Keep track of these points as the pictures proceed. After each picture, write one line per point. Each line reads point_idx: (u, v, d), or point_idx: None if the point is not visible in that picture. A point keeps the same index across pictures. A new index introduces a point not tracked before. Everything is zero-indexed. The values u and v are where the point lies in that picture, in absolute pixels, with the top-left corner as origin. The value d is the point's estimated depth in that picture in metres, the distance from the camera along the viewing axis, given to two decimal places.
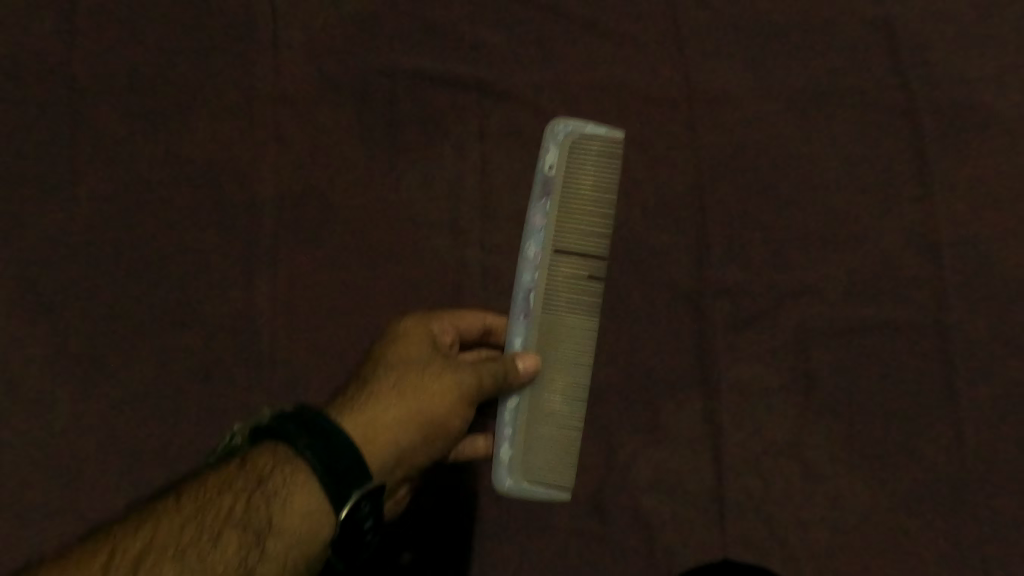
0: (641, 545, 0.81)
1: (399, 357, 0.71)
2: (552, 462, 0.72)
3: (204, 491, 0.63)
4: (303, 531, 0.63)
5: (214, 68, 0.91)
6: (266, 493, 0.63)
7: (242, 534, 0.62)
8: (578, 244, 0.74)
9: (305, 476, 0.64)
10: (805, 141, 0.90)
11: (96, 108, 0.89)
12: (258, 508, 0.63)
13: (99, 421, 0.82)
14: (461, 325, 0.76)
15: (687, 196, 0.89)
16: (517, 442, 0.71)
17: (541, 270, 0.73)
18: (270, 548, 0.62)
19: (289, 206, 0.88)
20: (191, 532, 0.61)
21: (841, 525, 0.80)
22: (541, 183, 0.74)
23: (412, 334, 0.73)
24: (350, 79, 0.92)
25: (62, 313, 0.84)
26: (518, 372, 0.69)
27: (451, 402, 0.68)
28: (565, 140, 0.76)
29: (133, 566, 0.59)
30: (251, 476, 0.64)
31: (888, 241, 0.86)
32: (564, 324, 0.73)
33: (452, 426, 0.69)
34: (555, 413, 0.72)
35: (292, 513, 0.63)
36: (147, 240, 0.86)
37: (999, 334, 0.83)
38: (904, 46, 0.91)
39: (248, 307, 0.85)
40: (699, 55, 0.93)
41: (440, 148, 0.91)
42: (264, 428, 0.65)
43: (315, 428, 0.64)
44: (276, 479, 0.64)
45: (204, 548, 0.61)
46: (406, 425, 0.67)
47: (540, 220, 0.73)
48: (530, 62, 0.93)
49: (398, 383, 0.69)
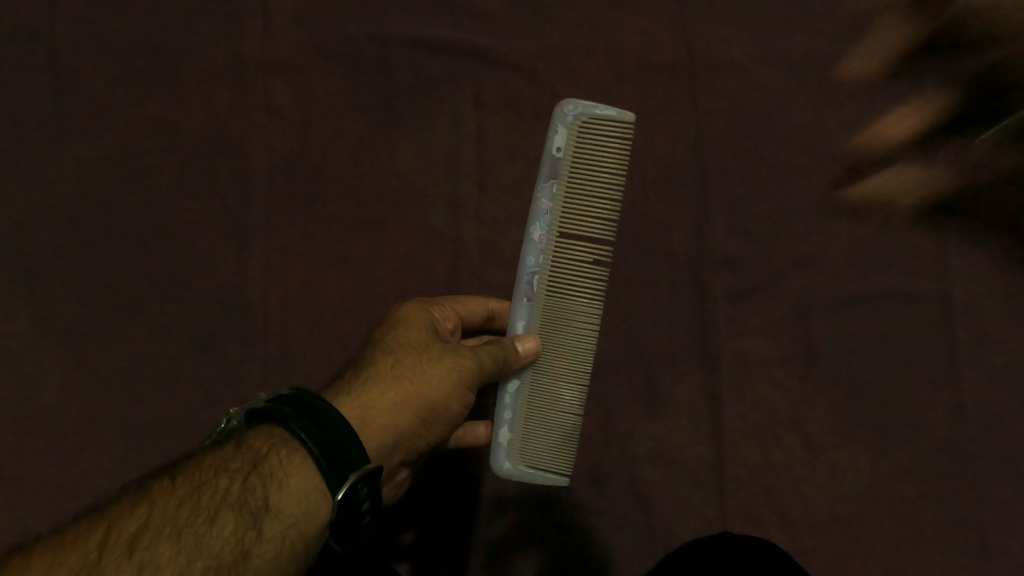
0: (641, 519, 0.80)
1: (398, 340, 0.66)
2: (551, 447, 0.68)
3: (198, 473, 0.57)
4: (303, 513, 0.58)
5: (200, 32, 0.87)
6: (263, 475, 0.57)
7: (239, 515, 0.55)
8: (586, 228, 0.67)
9: (302, 458, 0.59)
10: (808, 109, 0.88)
11: (75, 72, 0.85)
12: (255, 489, 0.57)
13: (85, 397, 0.79)
14: (463, 309, 0.73)
15: (688, 166, 0.87)
16: (517, 425, 0.67)
17: (546, 254, 0.66)
18: (269, 532, 0.56)
19: (279, 176, 0.85)
20: (187, 513, 0.54)
21: (840, 497, 0.80)
22: (547, 165, 0.66)
23: (411, 318, 0.68)
24: (342, 43, 0.89)
25: (42, 283, 0.81)
26: (518, 354, 0.64)
27: (453, 384, 0.63)
28: (574, 122, 0.66)
29: (127, 549, 0.52)
30: (247, 458, 0.58)
31: (891, 212, 0.85)
32: (569, 309, 0.67)
33: (454, 409, 0.64)
34: (556, 398, 0.68)
35: (290, 495, 0.57)
36: (132, 208, 0.83)
37: (1001, 306, 0.83)
38: (910, 11, 0.90)
39: (237, 280, 0.83)
40: (701, 19, 0.91)
41: (435, 117, 0.88)
42: (259, 410, 0.60)
43: (310, 408, 0.58)
44: (273, 461, 0.58)
45: (200, 531, 0.54)
46: (403, 409, 0.63)
47: (546, 204, 0.66)
48: (528, 27, 0.91)
49: (396, 367, 0.64)
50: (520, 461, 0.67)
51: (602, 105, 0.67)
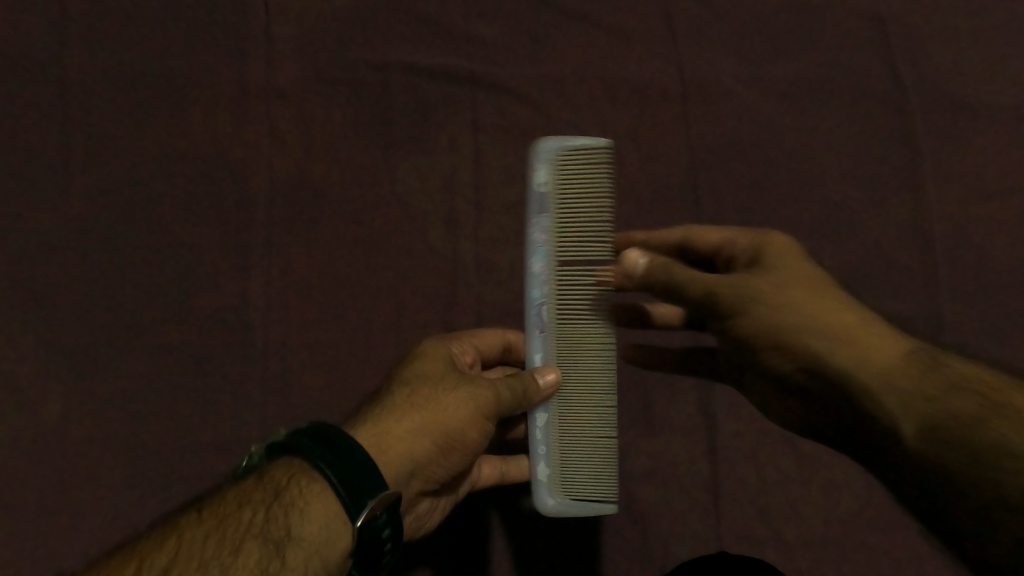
0: (639, 537, 0.81)
1: (415, 372, 0.68)
2: (592, 473, 0.67)
3: (225, 505, 0.58)
4: (323, 541, 0.57)
5: (203, 58, 0.89)
6: (284, 504, 0.57)
7: (262, 544, 0.56)
8: (588, 251, 0.66)
9: (320, 486, 0.58)
10: (797, 133, 0.90)
11: (81, 98, 0.86)
12: (276, 519, 0.57)
13: (87, 419, 0.79)
14: (480, 342, 0.75)
15: (682, 188, 0.89)
16: (554, 460, 0.66)
17: (550, 286, 0.65)
18: (293, 561, 0.56)
19: (280, 199, 0.87)
20: (214, 544, 0.56)
21: (834, 514, 0.81)
22: (535, 202, 0.65)
23: (429, 353, 0.70)
24: (342, 69, 0.91)
25: (44, 305, 0.81)
26: (538, 387, 0.64)
27: (470, 413, 0.64)
28: (553, 157, 0.66)
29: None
30: (268, 490, 0.58)
31: (880, 233, 0.87)
32: (585, 334, 0.66)
33: (472, 438, 0.65)
34: (588, 422, 0.67)
35: (311, 524, 0.57)
36: (135, 231, 0.84)
37: (991, 324, 0.84)
38: (894, 40, 0.92)
39: (240, 301, 0.84)
40: (693, 45, 0.93)
41: (433, 140, 0.90)
42: (279, 443, 0.60)
43: (327, 438, 0.58)
44: (292, 492, 0.58)
45: (227, 562, 0.55)
46: (420, 438, 0.63)
47: (540, 237, 0.65)
48: (524, 54, 0.93)
49: (412, 397, 0.65)
50: (563, 494, 0.66)
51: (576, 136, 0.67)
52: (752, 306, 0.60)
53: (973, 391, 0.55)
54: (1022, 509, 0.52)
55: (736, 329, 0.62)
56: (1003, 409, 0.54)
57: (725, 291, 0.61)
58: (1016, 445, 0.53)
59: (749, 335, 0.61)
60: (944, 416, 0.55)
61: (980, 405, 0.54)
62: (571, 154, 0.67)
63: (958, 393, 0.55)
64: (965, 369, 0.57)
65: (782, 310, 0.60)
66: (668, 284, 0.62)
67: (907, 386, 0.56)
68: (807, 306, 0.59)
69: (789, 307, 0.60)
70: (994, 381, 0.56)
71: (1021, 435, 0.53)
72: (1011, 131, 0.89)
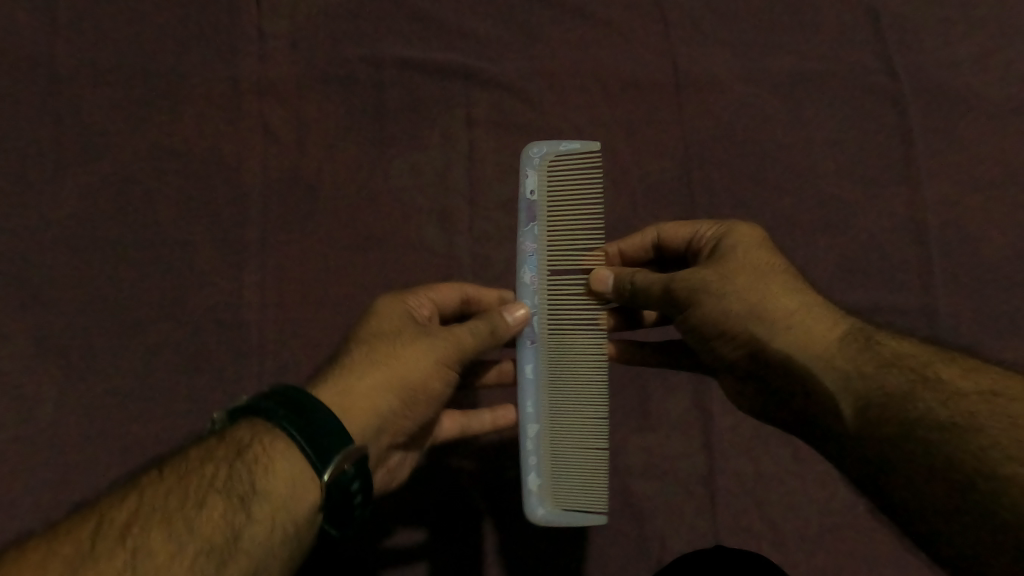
0: (635, 532, 0.80)
1: (374, 329, 0.63)
2: (583, 485, 0.65)
3: (186, 462, 0.52)
4: (290, 496, 0.53)
5: (196, 56, 0.89)
6: (248, 463, 0.53)
7: (228, 501, 0.51)
8: (578, 257, 0.66)
9: (285, 443, 0.54)
10: (792, 127, 0.90)
11: (74, 97, 0.86)
12: (241, 475, 0.52)
13: (81, 417, 0.79)
14: (437, 296, 0.70)
15: (677, 183, 0.89)
16: (545, 469, 0.64)
17: (541, 294, 0.65)
18: (259, 514, 0.51)
19: (274, 196, 0.87)
20: (176, 499, 0.50)
21: (829, 507, 0.81)
22: (525, 209, 0.66)
23: (386, 309, 0.65)
24: (335, 66, 0.91)
25: (38, 304, 0.81)
26: (507, 325, 0.63)
27: (433, 360, 0.61)
28: (542, 162, 0.67)
29: (118, 536, 0.48)
30: (231, 448, 0.53)
31: (874, 226, 0.87)
32: (575, 342, 0.65)
33: (437, 386, 0.62)
34: (578, 431, 0.65)
35: (277, 481, 0.53)
36: (130, 231, 0.84)
37: (986, 316, 0.84)
38: (889, 33, 0.92)
39: (234, 299, 0.84)
40: (687, 40, 0.93)
41: (427, 136, 0.90)
42: (241, 402, 0.56)
43: (287, 397, 0.54)
44: (255, 450, 0.53)
45: (190, 516, 0.49)
46: (384, 391, 0.60)
47: (530, 244, 0.65)
48: (517, 49, 0.92)
49: (373, 353, 0.61)
50: (555, 505, 0.64)
51: (565, 141, 0.67)
52: (702, 294, 0.61)
53: (905, 369, 0.55)
54: (960, 476, 0.50)
55: (689, 320, 0.62)
56: (933, 385, 0.54)
57: (681, 283, 0.62)
58: (942, 415, 0.52)
59: (700, 324, 0.62)
60: (877, 396, 0.54)
61: (912, 383, 0.54)
62: (560, 160, 0.67)
63: (892, 371, 0.55)
64: (900, 349, 0.57)
65: (729, 297, 0.60)
66: (631, 286, 0.64)
67: (844, 365, 0.57)
68: (750, 292, 0.60)
69: (734, 295, 0.60)
70: (925, 358, 0.56)
71: (946, 408, 0.52)
72: (1006, 123, 0.89)
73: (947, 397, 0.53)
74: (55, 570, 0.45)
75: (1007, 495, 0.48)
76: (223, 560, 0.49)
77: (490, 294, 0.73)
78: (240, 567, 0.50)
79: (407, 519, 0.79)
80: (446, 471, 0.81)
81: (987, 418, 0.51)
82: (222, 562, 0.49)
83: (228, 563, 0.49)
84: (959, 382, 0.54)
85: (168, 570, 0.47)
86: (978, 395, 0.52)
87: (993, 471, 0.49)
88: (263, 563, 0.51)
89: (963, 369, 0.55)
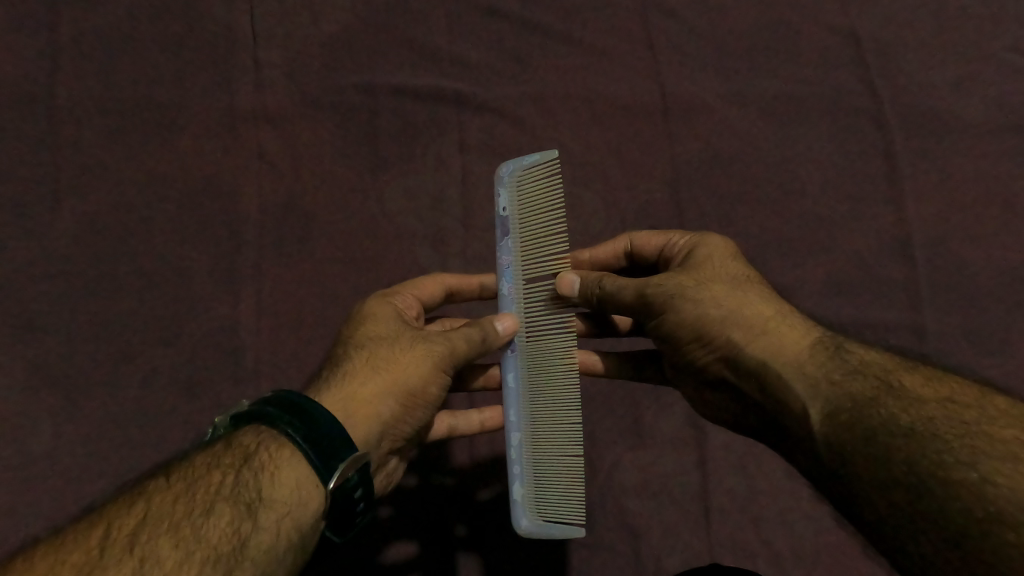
0: (631, 551, 0.80)
1: (367, 335, 0.64)
2: (566, 493, 0.64)
3: (193, 469, 0.53)
4: (296, 504, 0.53)
5: (195, 86, 0.91)
6: (253, 469, 0.53)
7: (235, 506, 0.51)
8: (547, 263, 0.65)
9: (291, 451, 0.55)
10: (778, 148, 0.92)
11: (77, 129, 0.88)
12: (247, 480, 0.52)
13: (79, 444, 0.78)
14: (421, 293, 0.71)
15: (667, 204, 0.90)
16: (527, 478, 0.64)
17: (519, 305, 0.65)
18: (265, 521, 0.51)
19: (271, 221, 0.88)
20: (183, 506, 0.50)
21: (823, 523, 0.81)
22: (499, 225, 0.65)
23: (377, 313, 0.66)
24: (330, 93, 0.93)
25: (36, 332, 0.81)
26: (498, 333, 0.63)
27: (429, 364, 0.62)
28: (512, 180, 0.65)
29: (127, 544, 0.47)
30: (237, 455, 0.54)
31: (861, 243, 0.88)
32: (553, 353, 0.65)
33: (433, 392, 0.62)
34: (559, 441, 0.64)
35: (281, 486, 0.53)
36: (129, 257, 0.85)
37: (975, 331, 0.84)
38: (870, 56, 0.94)
39: (231, 323, 0.84)
40: (673, 64, 0.95)
41: (420, 161, 0.92)
42: (244, 410, 0.56)
43: (289, 402, 0.55)
44: (261, 456, 0.54)
45: (198, 523, 0.49)
46: (383, 396, 0.60)
47: (506, 259, 0.65)
48: (507, 75, 0.95)
49: (371, 360, 0.62)
50: (538, 515, 0.64)
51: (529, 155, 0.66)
52: (675, 300, 0.61)
53: (871, 375, 0.55)
54: (915, 477, 0.49)
55: (661, 326, 0.62)
56: (896, 392, 0.53)
57: (653, 290, 0.61)
58: (903, 421, 0.51)
59: (673, 330, 0.61)
60: (843, 402, 0.53)
61: (877, 391, 0.53)
62: (528, 176, 0.66)
63: (859, 378, 0.54)
64: (866, 357, 0.56)
65: (705, 304, 0.60)
66: (599, 291, 0.63)
67: (814, 372, 0.55)
68: (727, 299, 0.60)
69: (710, 302, 0.60)
70: (890, 366, 0.56)
71: (907, 413, 0.51)
72: (988, 143, 0.91)
73: (908, 405, 0.52)
74: None
75: (957, 499, 0.47)
76: (230, 568, 0.48)
77: (470, 282, 0.75)
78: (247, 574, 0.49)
79: (395, 532, 0.80)
80: (438, 485, 0.82)
81: (943, 424, 0.50)
82: (230, 569, 0.48)
83: (235, 571, 0.49)
84: (920, 391, 0.53)
85: None
86: (937, 402, 0.52)
87: (944, 474, 0.48)
88: (269, 569, 0.51)
89: (924, 379, 0.54)
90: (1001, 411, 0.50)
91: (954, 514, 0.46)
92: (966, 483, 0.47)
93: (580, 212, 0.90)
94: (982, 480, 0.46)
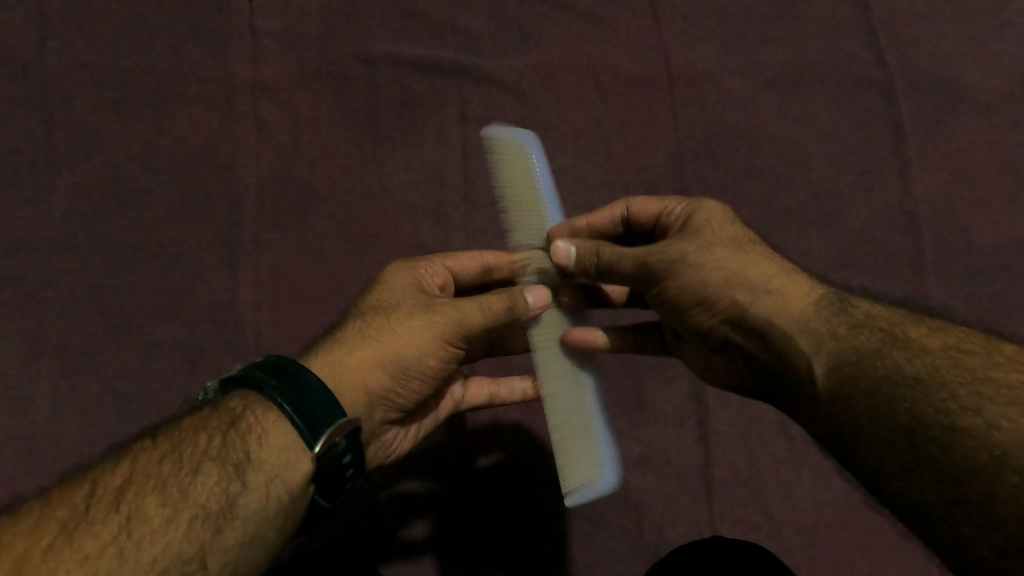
0: (633, 526, 0.79)
1: (377, 302, 0.64)
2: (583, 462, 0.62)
3: (179, 431, 0.52)
4: (284, 467, 0.52)
5: (193, 56, 0.90)
6: (240, 432, 0.52)
7: (221, 468, 0.50)
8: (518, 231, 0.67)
9: (277, 416, 0.53)
10: (784, 120, 0.91)
11: (72, 98, 0.86)
12: (234, 442, 0.51)
13: (74, 415, 0.77)
14: (455, 264, 0.71)
15: (671, 176, 0.89)
16: None
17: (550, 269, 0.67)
18: (254, 483, 0.50)
19: (269, 193, 0.87)
20: (169, 466, 0.49)
21: (826, 498, 0.81)
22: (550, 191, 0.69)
23: (393, 279, 0.66)
24: (330, 63, 0.91)
25: (31, 303, 0.80)
26: (527, 306, 0.62)
27: (430, 337, 0.61)
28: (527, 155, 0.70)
29: (112, 502, 0.47)
30: (223, 418, 0.53)
31: (868, 216, 0.87)
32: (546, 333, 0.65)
33: (431, 365, 0.61)
34: None
35: (268, 449, 0.52)
36: (125, 228, 0.84)
37: (983, 305, 0.83)
38: (878, 27, 0.93)
39: (228, 296, 0.83)
40: (678, 35, 0.94)
41: (421, 133, 0.90)
42: (234, 374, 0.55)
43: (278, 368, 0.54)
44: (248, 418, 0.53)
45: (185, 483, 0.48)
46: (376, 365, 0.60)
47: None
48: (509, 45, 0.93)
49: (366, 328, 0.61)
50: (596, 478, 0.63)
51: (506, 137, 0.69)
52: (677, 263, 0.59)
53: (877, 329, 0.54)
54: (923, 431, 0.48)
55: (663, 294, 0.60)
56: (903, 343, 0.52)
57: (655, 257, 0.60)
58: (909, 370, 0.50)
59: (676, 296, 0.59)
60: (848, 354, 0.53)
61: (882, 342, 0.52)
62: None
63: (864, 332, 0.53)
64: (872, 311, 0.55)
65: (707, 267, 0.58)
66: (596, 262, 0.62)
67: (819, 327, 0.54)
68: (729, 262, 0.58)
69: (712, 265, 0.58)
70: (895, 319, 0.55)
71: (913, 363, 0.51)
72: (998, 112, 0.89)
73: (913, 355, 0.51)
74: (47, 535, 0.44)
75: (961, 444, 0.46)
76: (218, 527, 0.48)
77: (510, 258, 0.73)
78: (235, 535, 0.49)
79: (393, 513, 0.78)
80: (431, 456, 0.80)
81: (949, 372, 0.49)
82: (219, 528, 0.48)
83: (222, 530, 0.48)
84: (924, 341, 0.52)
85: (162, 536, 0.46)
86: (943, 351, 0.51)
87: (949, 422, 0.47)
88: (258, 530, 0.50)
89: (929, 329, 0.53)
90: (1005, 356, 0.50)
91: (957, 456, 0.46)
92: (971, 428, 0.46)
93: (583, 185, 0.89)
94: (988, 425, 0.46)
